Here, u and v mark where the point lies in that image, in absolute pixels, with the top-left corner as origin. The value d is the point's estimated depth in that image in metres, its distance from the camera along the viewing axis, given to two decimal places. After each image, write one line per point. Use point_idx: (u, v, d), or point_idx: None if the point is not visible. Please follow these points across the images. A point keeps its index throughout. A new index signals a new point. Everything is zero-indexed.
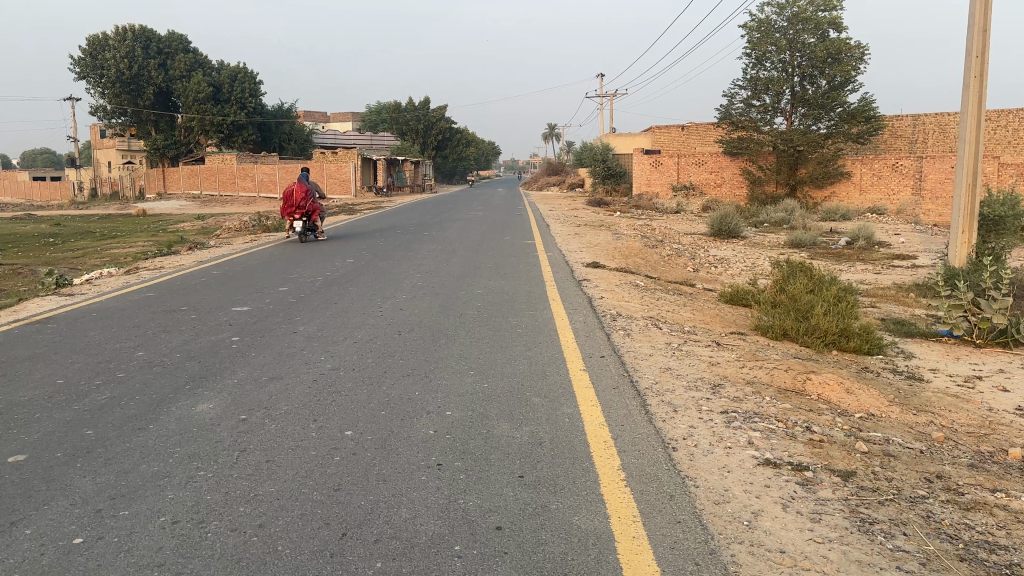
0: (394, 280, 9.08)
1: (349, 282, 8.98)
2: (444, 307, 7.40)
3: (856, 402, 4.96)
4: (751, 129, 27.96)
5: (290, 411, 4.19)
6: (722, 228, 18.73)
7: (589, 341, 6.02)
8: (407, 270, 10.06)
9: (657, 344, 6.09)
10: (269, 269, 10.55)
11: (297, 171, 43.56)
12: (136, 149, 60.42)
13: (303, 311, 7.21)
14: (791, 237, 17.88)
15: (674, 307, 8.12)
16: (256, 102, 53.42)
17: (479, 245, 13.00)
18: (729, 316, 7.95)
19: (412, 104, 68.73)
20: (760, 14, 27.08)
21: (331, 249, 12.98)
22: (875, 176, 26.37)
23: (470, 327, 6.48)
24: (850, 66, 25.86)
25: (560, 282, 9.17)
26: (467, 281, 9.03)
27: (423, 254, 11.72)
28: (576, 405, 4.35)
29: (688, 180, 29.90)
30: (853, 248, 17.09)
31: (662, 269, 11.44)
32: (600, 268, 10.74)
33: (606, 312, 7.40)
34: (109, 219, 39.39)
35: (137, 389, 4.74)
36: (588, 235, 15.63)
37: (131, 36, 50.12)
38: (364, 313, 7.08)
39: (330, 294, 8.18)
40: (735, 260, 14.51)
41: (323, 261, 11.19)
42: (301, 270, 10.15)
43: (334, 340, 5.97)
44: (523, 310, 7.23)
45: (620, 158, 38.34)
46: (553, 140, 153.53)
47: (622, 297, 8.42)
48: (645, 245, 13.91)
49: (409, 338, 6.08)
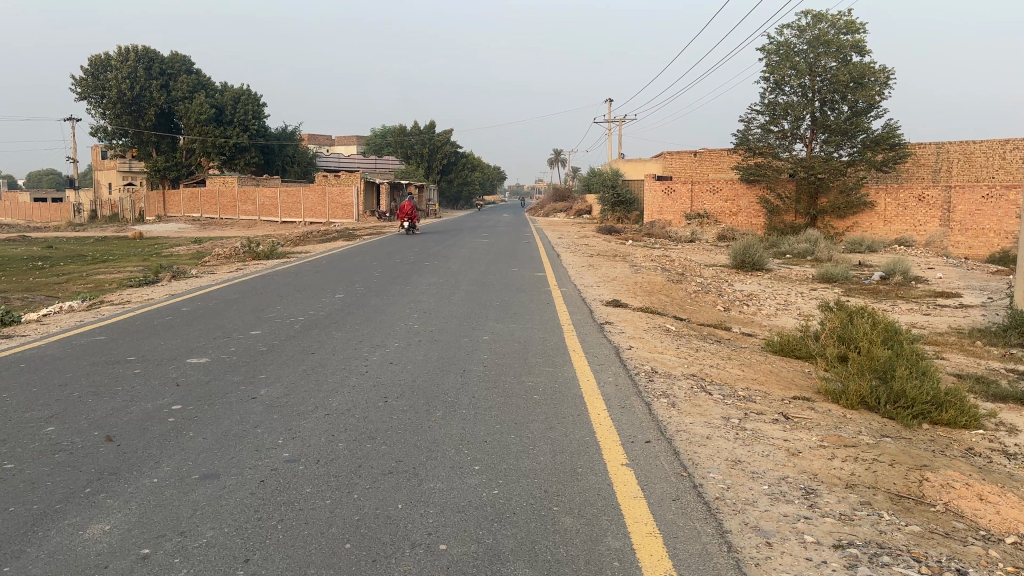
0: (385, 322, 7.78)
1: (333, 324, 7.72)
2: (444, 361, 6.11)
3: (999, 516, 3.66)
4: (769, 156, 26.78)
5: (216, 546, 2.91)
6: (744, 259, 17.51)
7: (626, 415, 4.71)
8: (401, 308, 8.77)
9: (713, 419, 4.77)
10: (247, 304, 9.33)
11: (299, 195, 42.79)
12: (137, 170, 59.63)
13: (271, 366, 5.93)
14: (820, 271, 16.65)
15: (717, 360, 6.83)
16: (259, 124, 52.50)
17: (483, 278, 11.72)
18: (785, 373, 6.66)
19: (417, 128, 67.98)
20: (779, 36, 26.05)
21: (321, 281, 11.74)
22: (899, 207, 25.06)
23: (477, 393, 5.19)
24: (874, 91, 24.74)
25: (579, 325, 7.87)
26: (472, 325, 7.74)
27: (421, 289, 10.43)
28: (626, 534, 3.04)
29: (702, 209, 28.80)
30: (888, 283, 15.78)
31: (690, 309, 10.16)
32: (622, 307, 9.46)
33: (637, 367, 6.11)
34: (106, 242, 38.35)
35: (18, 492, 3.45)
36: (603, 266, 14.36)
37: (135, 57, 49.36)
38: (344, 369, 5.77)
39: (310, 340, 6.93)
40: (765, 297, 13.22)
41: (309, 295, 9.94)
42: (282, 307, 8.91)
43: (302, 411, 4.68)
44: (539, 367, 5.94)
45: (629, 184, 37.25)
46: (558, 165, 153.21)
47: (653, 345, 7.13)
48: (668, 279, 12.65)
49: (396, 408, 4.79)
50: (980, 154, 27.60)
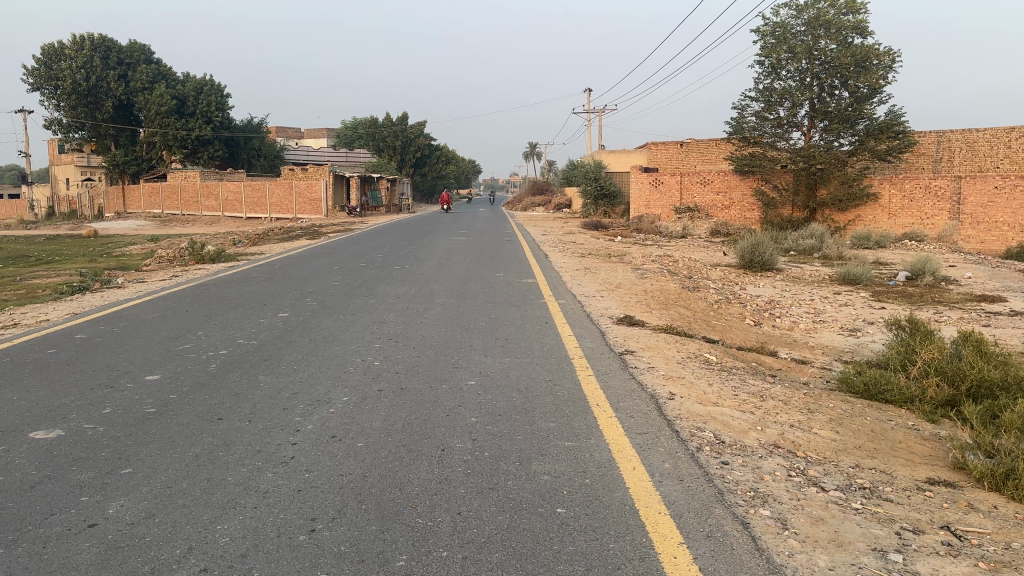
0: (331, 360, 5.73)
1: (265, 363, 5.67)
2: (415, 429, 4.14)
3: None
4: (766, 146, 25.06)
5: None
6: (753, 258, 15.70)
7: (721, 557, 2.77)
8: (357, 335, 6.74)
9: (862, 558, 2.87)
10: (162, 329, 7.24)
11: (263, 189, 40.27)
12: (94, 165, 56.60)
13: (151, 448, 3.90)
14: (840, 272, 14.88)
15: (793, 411, 4.94)
16: (223, 116, 49.93)
17: (462, 289, 9.72)
18: (892, 435, 4.79)
19: (389, 120, 65.69)
20: (775, 16, 24.25)
21: (267, 292, 9.68)
22: (905, 199, 23.35)
23: (466, 504, 3.19)
24: (879, 75, 23.01)
25: (595, 360, 5.89)
26: (452, 362, 5.71)
27: (385, 305, 8.35)
28: None
29: (693, 202, 27.03)
30: (917, 285, 14.02)
31: (719, 326, 8.27)
32: (639, 327, 7.52)
33: (691, 439, 4.15)
34: (55, 241, 35.65)
35: None
36: (601, 270, 12.41)
37: (89, 45, 46.44)
38: (256, 454, 3.76)
39: (223, 392, 4.91)
40: (792, 306, 11.36)
41: (245, 315, 7.88)
42: (202, 335, 6.83)
43: (158, 566, 2.68)
44: (556, 444, 3.96)
45: (613, 176, 35.43)
46: (533, 159, 151.45)
47: (700, 389, 5.19)
48: (681, 286, 10.73)
49: (329, 548, 2.79)
50: (984, 142, 26.06)
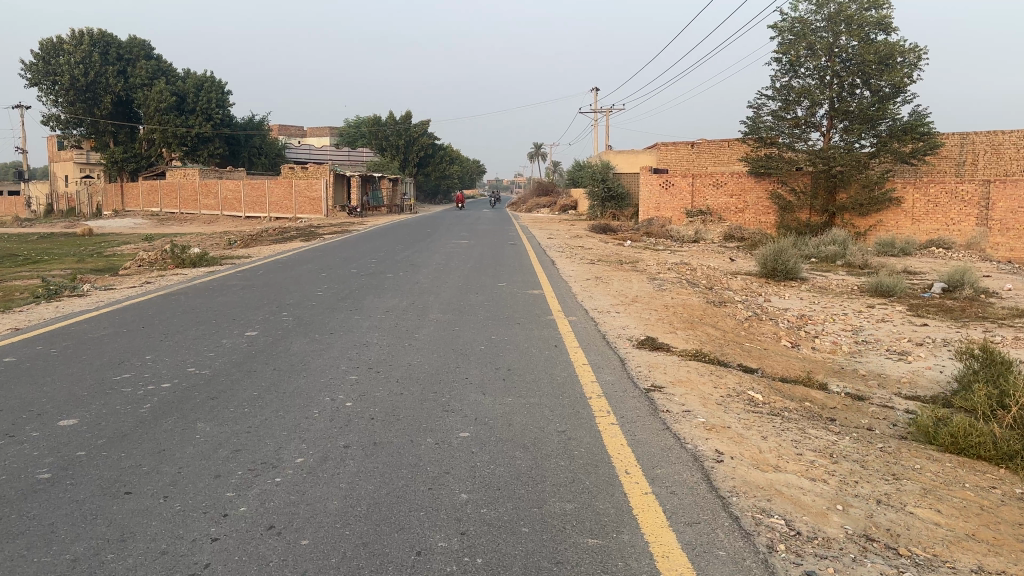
0: (294, 401, 4.64)
1: (211, 403, 4.60)
2: (385, 515, 3.06)
3: None
4: (783, 147, 23.94)
5: None
6: (776, 266, 14.60)
7: None
8: (330, 363, 5.64)
9: None
10: (106, 351, 6.14)
11: (262, 187, 39.22)
12: (93, 162, 55.60)
13: (16, 545, 2.83)
14: (870, 282, 13.77)
15: (874, 480, 3.85)
16: (223, 113, 48.92)
17: (459, 302, 8.61)
18: (1006, 512, 3.68)
19: (393, 118, 64.69)
20: (794, 12, 23.13)
21: (240, 304, 8.59)
22: (929, 204, 22.22)
23: None
24: (903, 73, 21.86)
25: (616, 401, 4.78)
26: (442, 404, 4.61)
27: (368, 323, 7.24)
28: None
29: (705, 205, 25.99)
30: (957, 298, 12.89)
31: (753, 349, 7.18)
32: (665, 352, 6.42)
33: (757, 532, 3.05)
34: (49, 239, 34.65)
35: None
36: (614, 280, 11.32)
37: (88, 40, 45.43)
38: (159, 560, 2.70)
39: (145, 449, 3.82)
40: (827, 322, 10.26)
41: (207, 333, 6.79)
42: (148, 361, 5.75)
43: None
44: (576, 541, 2.89)
45: (622, 177, 34.32)
46: (538, 159, 150.37)
47: (754, 447, 4.10)
48: (704, 299, 9.66)
49: None
50: (1011, 145, 24.90)
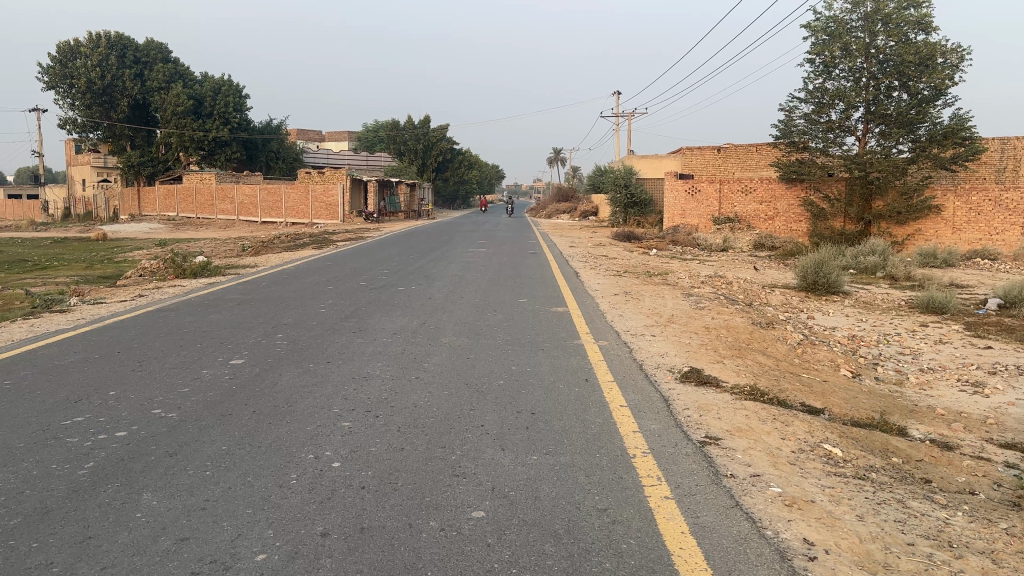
0: (268, 460, 3.75)
1: (168, 463, 3.72)
2: None
3: None
4: (816, 153, 22.86)
5: None
6: (816, 279, 13.60)
7: None
8: (318, 404, 4.75)
9: None
10: (66, 385, 5.29)
11: (278, 192, 38.73)
12: (112, 166, 55.46)
13: None
14: (920, 296, 12.72)
15: None
16: (241, 117, 48.46)
17: (474, 322, 7.72)
18: None
19: (411, 123, 64.08)
20: (828, 11, 22.09)
21: (233, 323, 7.75)
22: (971, 212, 21.14)
23: None
24: (944, 74, 20.69)
25: (666, 462, 3.88)
26: (450, 466, 3.71)
27: (369, 351, 6.34)
28: None
29: (733, 212, 25.04)
30: (1017, 315, 11.82)
31: (812, 381, 6.23)
32: (714, 389, 5.48)
33: None
34: (63, 244, 34.24)
35: None
36: (646, 294, 10.39)
37: (106, 43, 45.07)
38: None
39: (67, 536, 2.95)
40: (882, 344, 9.26)
41: (185, 362, 5.92)
42: (107, 399, 4.87)
43: None
44: None
45: (645, 183, 33.39)
46: (557, 164, 149.63)
47: (854, 537, 3.14)
48: (746, 318, 8.72)
49: None
50: None
